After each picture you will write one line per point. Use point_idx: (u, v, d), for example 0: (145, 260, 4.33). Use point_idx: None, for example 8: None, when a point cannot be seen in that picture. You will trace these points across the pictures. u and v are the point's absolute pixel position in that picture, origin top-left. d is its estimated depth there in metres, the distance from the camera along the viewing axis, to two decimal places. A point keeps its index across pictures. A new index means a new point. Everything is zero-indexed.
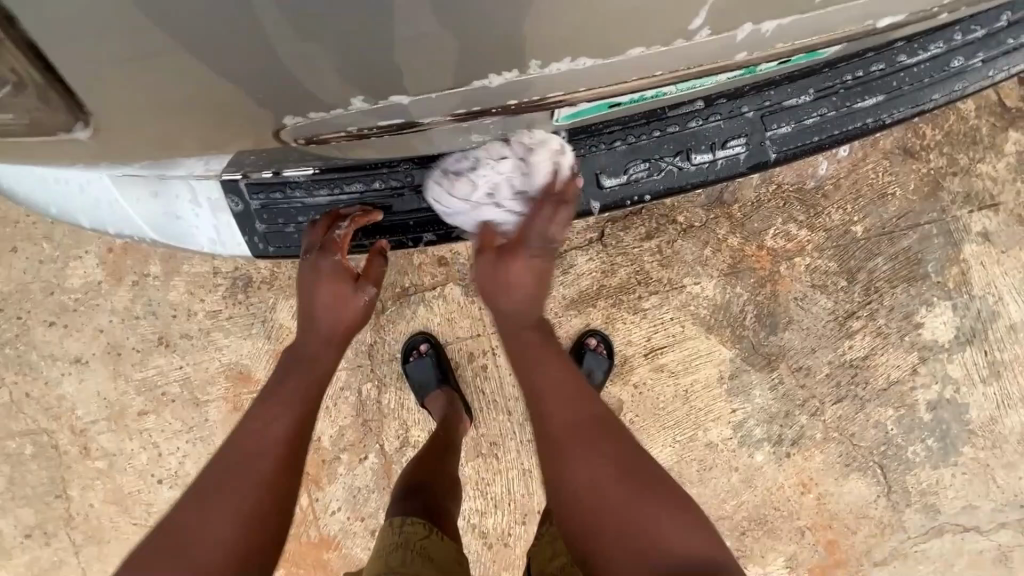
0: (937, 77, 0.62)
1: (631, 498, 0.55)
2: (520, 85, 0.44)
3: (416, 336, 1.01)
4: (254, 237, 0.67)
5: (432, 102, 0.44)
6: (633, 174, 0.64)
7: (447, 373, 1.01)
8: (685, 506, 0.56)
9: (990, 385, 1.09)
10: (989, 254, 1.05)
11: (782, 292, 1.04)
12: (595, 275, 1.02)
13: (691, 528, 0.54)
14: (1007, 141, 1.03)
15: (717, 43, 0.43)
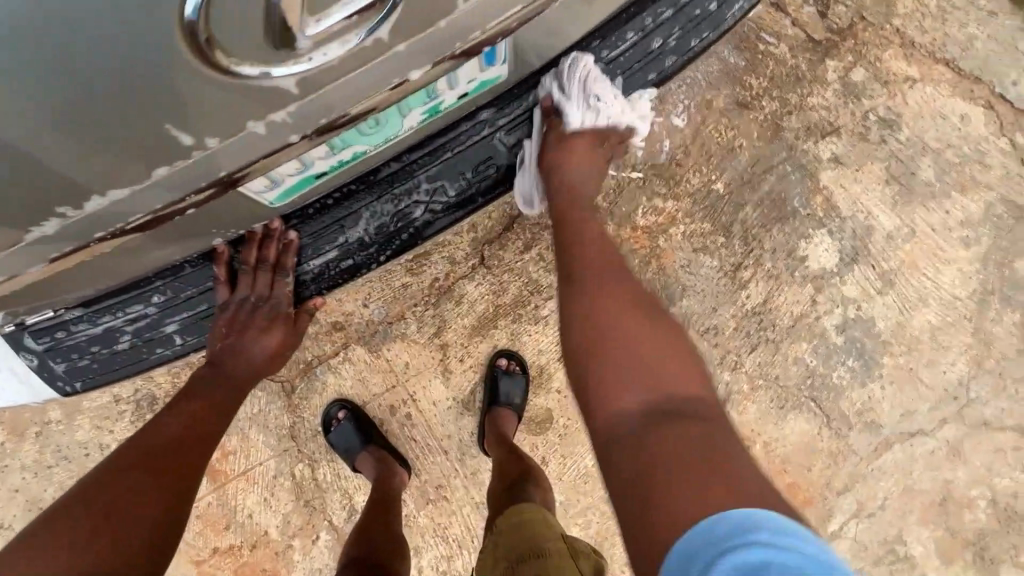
0: (645, 59, 0.73)
1: (654, 334, 0.64)
2: (196, 170, 0.45)
3: (331, 405, 1.02)
4: (60, 377, 0.74)
5: (127, 201, 0.46)
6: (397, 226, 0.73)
7: (370, 432, 1.01)
8: (691, 359, 0.64)
9: (888, 294, 1.14)
10: (844, 175, 1.11)
11: (668, 264, 1.08)
12: (487, 298, 1.04)
13: (693, 383, 0.61)
14: (828, 71, 1.10)
15: (349, 84, 0.43)
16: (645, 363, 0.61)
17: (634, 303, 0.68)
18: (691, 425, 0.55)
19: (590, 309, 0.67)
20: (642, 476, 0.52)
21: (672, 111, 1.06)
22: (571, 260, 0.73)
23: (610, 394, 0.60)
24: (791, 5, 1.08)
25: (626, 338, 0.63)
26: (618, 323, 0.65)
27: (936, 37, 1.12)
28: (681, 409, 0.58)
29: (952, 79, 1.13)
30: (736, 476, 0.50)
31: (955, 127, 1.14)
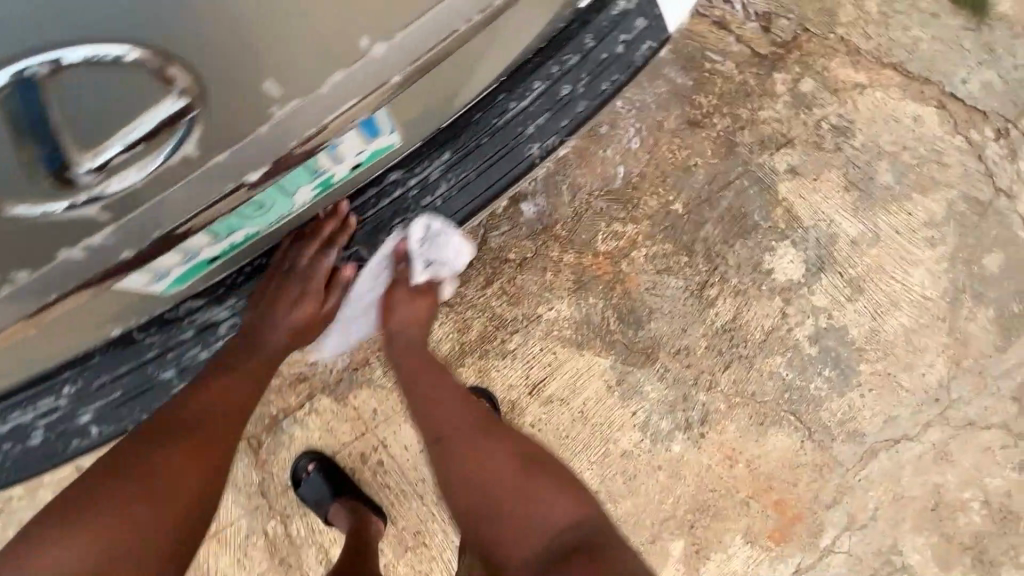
0: (586, 78, 0.69)
1: (524, 477, 0.74)
2: (51, 276, 0.44)
3: (300, 459, 0.99)
4: None
5: None
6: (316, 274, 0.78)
7: (340, 483, 0.98)
8: (568, 488, 0.74)
9: (858, 300, 1.13)
10: (803, 185, 1.11)
11: (632, 288, 1.07)
12: (452, 336, 1.03)
13: (570, 506, 0.72)
14: (776, 84, 1.10)
15: (195, 187, 0.44)
16: (538, 507, 0.71)
17: (524, 457, 0.78)
18: (583, 552, 0.66)
19: (459, 460, 0.77)
20: None
21: (623, 136, 1.06)
22: (440, 434, 0.80)
23: (512, 544, 0.70)
24: (733, 22, 1.09)
25: (499, 477, 0.74)
26: (489, 471, 0.75)
27: (881, 43, 1.13)
28: (578, 535, 0.69)
29: (901, 82, 1.13)
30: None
31: (909, 129, 1.14)
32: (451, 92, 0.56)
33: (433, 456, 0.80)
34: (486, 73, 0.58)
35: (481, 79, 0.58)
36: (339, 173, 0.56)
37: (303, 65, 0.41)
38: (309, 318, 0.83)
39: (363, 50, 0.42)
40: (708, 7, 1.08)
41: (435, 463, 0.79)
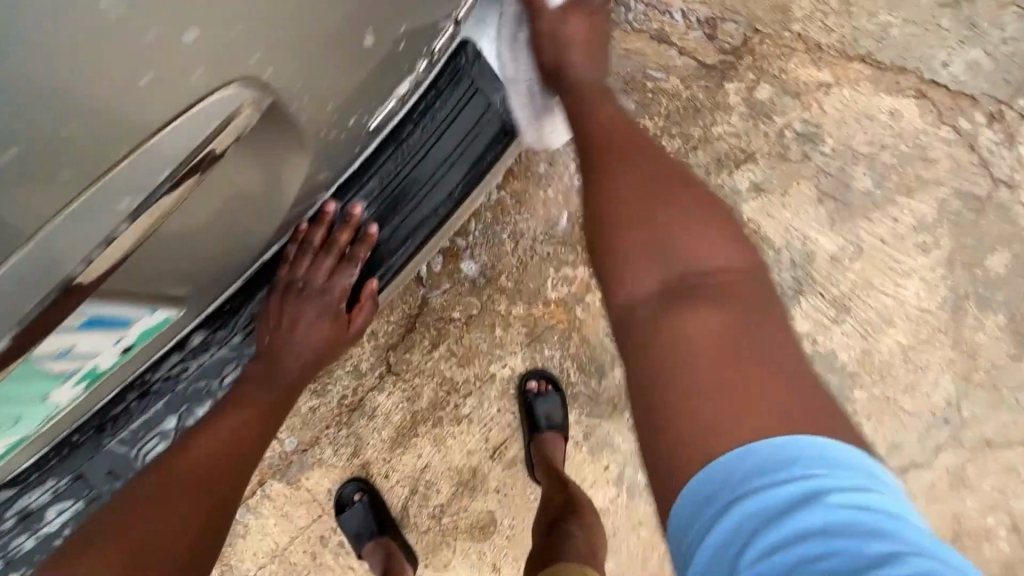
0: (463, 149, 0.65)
1: (670, 189, 0.64)
2: None
3: (361, 480, 0.97)
4: None
5: None
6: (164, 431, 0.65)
7: (381, 520, 0.95)
8: (723, 227, 0.64)
9: (845, 321, 1.02)
10: (770, 203, 1.01)
11: (591, 334, 0.99)
12: (402, 406, 0.97)
13: (727, 249, 0.62)
14: (729, 95, 1.00)
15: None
16: (692, 244, 0.61)
17: (673, 178, 0.66)
18: (718, 306, 0.58)
19: (597, 181, 0.66)
20: (728, 369, 0.54)
21: (564, 171, 0.97)
22: (606, 142, 0.68)
23: (630, 279, 0.62)
24: (674, 34, 0.99)
25: (635, 212, 0.63)
26: (653, 192, 0.64)
27: (844, 34, 1.01)
28: (720, 273, 0.61)
29: (872, 74, 1.02)
30: (770, 377, 0.53)
31: (886, 126, 1.02)
32: (261, 205, 0.52)
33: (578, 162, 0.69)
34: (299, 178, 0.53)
35: (289, 188, 0.53)
36: (107, 358, 0.52)
37: (129, 124, 0.38)
38: (330, 340, 0.77)
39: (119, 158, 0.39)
40: (644, 21, 0.99)
41: (596, 161, 0.67)
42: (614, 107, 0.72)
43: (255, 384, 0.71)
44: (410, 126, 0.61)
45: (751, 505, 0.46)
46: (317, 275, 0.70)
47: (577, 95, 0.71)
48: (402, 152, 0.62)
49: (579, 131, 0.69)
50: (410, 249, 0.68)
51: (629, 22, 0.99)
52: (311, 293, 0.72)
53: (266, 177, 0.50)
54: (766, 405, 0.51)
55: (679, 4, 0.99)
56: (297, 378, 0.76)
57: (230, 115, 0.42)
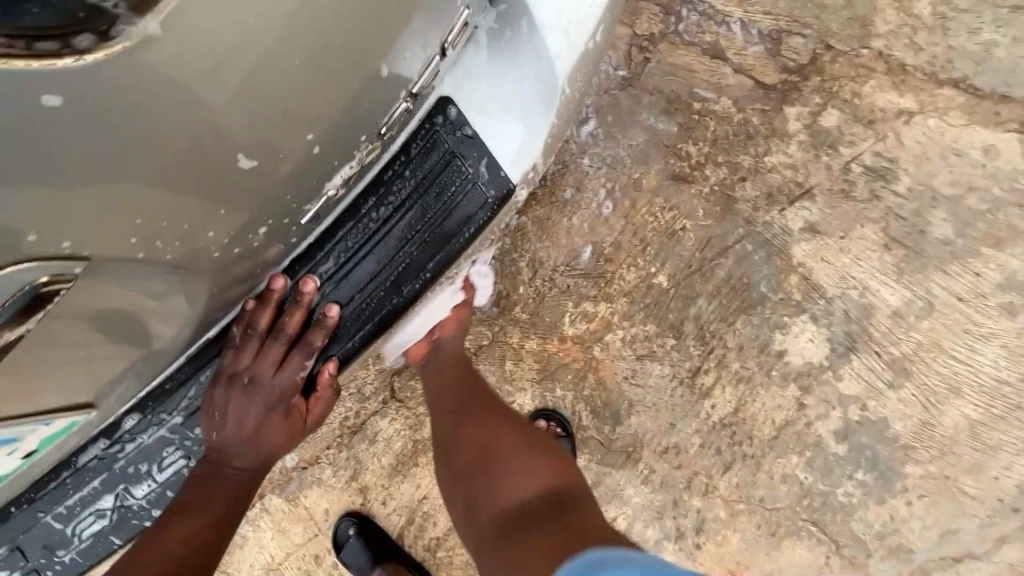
0: (432, 228, 0.56)
1: (498, 417, 0.83)
2: None
3: (355, 514, 0.95)
4: None
5: None
6: (92, 519, 0.60)
7: (381, 548, 0.93)
8: (532, 444, 0.80)
9: (903, 387, 0.90)
10: (826, 246, 0.89)
11: (608, 377, 0.92)
12: (405, 433, 0.94)
13: (534, 459, 0.78)
14: (788, 121, 0.88)
15: None
16: (495, 455, 0.79)
17: (501, 411, 0.84)
18: (555, 506, 0.73)
19: (442, 386, 0.86)
20: (556, 532, 0.67)
21: (592, 199, 0.90)
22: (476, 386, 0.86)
23: (492, 484, 0.77)
24: (730, 49, 0.88)
25: (475, 427, 0.82)
26: (493, 411, 0.84)
27: (937, 53, 0.86)
28: (545, 496, 0.74)
29: (966, 102, 0.87)
30: (607, 533, 0.67)
31: (977, 164, 0.87)
32: (135, 336, 0.48)
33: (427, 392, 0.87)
34: (191, 305, 0.50)
35: (170, 319, 0.49)
36: (5, 466, 0.49)
37: (237, 138, 0.40)
38: (291, 437, 0.66)
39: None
40: (696, 33, 0.88)
41: (458, 406, 0.84)
42: (455, 348, 0.87)
43: (192, 489, 0.62)
44: (375, 200, 0.55)
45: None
46: (265, 364, 0.60)
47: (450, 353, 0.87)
48: (366, 227, 0.56)
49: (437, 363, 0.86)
50: (362, 338, 0.59)
51: (679, 33, 0.88)
52: (262, 387, 0.62)
53: (129, 318, 0.45)
54: (586, 530, 0.67)
55: (739, 13, 0.87)
56: (251, 477, 0.66)
57: (44, 285, 0.37)
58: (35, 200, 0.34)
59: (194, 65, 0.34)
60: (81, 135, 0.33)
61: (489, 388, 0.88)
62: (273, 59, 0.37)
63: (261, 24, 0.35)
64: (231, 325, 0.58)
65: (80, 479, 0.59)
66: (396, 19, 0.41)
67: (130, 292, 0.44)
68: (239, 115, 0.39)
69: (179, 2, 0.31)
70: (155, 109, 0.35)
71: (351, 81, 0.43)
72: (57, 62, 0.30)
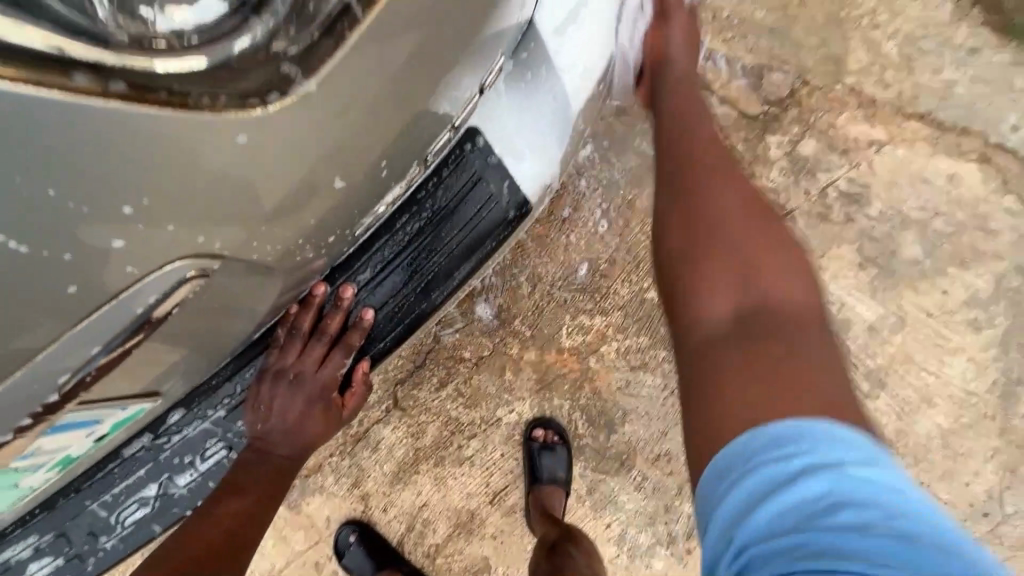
0: (463, 240, 0.60)
1: (749, 224, 0.63)
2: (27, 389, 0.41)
3: (356, 522, 0.98)
4: None
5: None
6: (138, 505, 0.61)
7: (383, 554, 0.96)
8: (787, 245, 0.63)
9: (879, 397, 0.96)
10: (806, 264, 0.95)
11: (603, 387, 0.96)
12: (406, 442, 0.97)
13: (798, 285, 0.60)
14: (770, 148, 0.95)
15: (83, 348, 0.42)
16: (727, 262, 0.60)
17: (746, 204, 0.64)
18: (763, 322, 0.56)
19: (707, 169, 0.66)
20: (767, 340, 0.55)
21: (588, 219, 0.95)
22: (690, 200, 0.64)
23: (694, 295, 0.61)
24: (716, 82, 0.95)
25: (702, 200, 0.63)
26: (743, 235, 0.62)
27: (904, 90, 0.94)
28: (740, 321, 0.57)
29: (930, 134, 0.95)
30: (828, 379, 0.52)
31: (942, 191, 0.95)
32: (218, 331, 0.50)
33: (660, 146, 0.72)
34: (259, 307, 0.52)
35: (257, 311, 0.52)
36: (80, 447, 0.51)
37: (335, 159, 0.45)
38: (327, 425, 0.73)
39: (116, 287, 0.41)
40: None
41: (665, 202, 0.66)
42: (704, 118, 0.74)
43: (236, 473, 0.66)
44: (409, 216, 0.57)
45: (754, 482, 0.45)
46: (308, 361, 0.66)
47: (680, 76, 0.77)
48: (398, 242, 0.58)
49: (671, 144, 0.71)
50: (393, 339, 0.64)
51: None
52: (303, 381, 0.68)
53: (232, 308, 0.49)
54: (822, 384, 0.51)
55: (724, 49, 0.95)
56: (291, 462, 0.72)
57: (188, 278, 0.43)
58: (201, 215, 0.42)
59: (331, 105, 0.42)
60: (244, 165, 0.41)
61: (728, 202, 0.64)
62: (371, 101, 0.43)
63: (372, 73, 0.42)
64: (275, 327, 0.60)
65: (128, 467, 0.59)
66: (459, 65, 0.47)
67: (237, 286, 0.48)
68: (336, 147, 0.44)
69: (333, 64, 0.40)
70: (293, 140, 0.42)
71: (422, 119, 0.48)
72: (252, 111, 0.39)
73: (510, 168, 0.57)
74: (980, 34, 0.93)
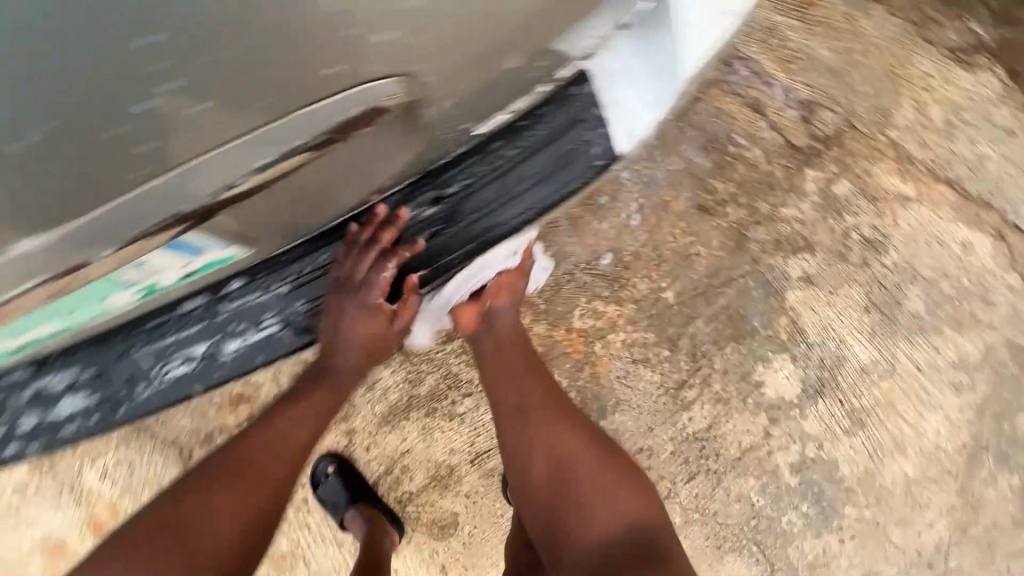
0: (550, 173, 0.60)
1: (617, 477, 0.74)
2: (218, 169, 0.43)
3: (332, 455, 0.98)
4: None
5: (147, 201, 0.43)
6: (188, 356, 0.64)
7: (357, 491, 0.96)
8: (617, 455, 0.77)
9: (856, 436, 1.00)
10: (816, 297, 0.99)
11: (603, 373, 0.99)
12: (402, 387, 0.98)
13: (637, 488, 0.74)
14: (807, 181, 0.99)
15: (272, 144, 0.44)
16: (589, 487, 0.73)
17: (626, 470, 0.75)
18: (642, 542, 0.68)
19: (553, 440, 0.77)
20: (644, 556, 0.65)
21: (623, 210, 0.98)
22: (527, 405, 0.80)
23: (578, 512, 0.71)
24: (770, 106, 0.99)
25: (576, 458, 0.75)
26: (564, 450, 0.76)
27: (940, 153, 0.99)
28: (627, 539, 0.68)
29: (955, 200, 1.00)
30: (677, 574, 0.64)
31: (954, 256, 1.00)
32: (369, 171, 0.51)
33: (506, 424, 0.80)
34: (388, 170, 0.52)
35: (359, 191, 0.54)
36: (168, 279, 0.53)
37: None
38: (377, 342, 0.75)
39: (258, 121, 0.42)
40: (744, 86, 0.99)
41: (508, 426, 0.80)
42: (511, 325, 0.84)
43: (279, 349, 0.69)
44: (505, 140, 0.56)
45: None
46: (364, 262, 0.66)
47: (498, 329, 0.83)
48: (496, 163, 0.57)
49: (508, 397, 0.81)
50: (459, 258, 0.65)
51: (729, 83, 0.98)
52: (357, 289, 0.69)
53: (358, 171, 0.51)
54: None
55: (784, 78, 0.98)
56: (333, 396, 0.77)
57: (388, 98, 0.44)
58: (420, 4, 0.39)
59: None
60: None
61: (600, 441, 0.78)
62: (488, 20, 0.42)
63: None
64: (348, 220, 0.59)
65: (190, 321, 0.61)
66: (592, 6, 0.45)
67: (397, 137, 0.49)
68: (445, 58, 0.43)
69: None
70: None
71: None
72: None
73: (614, 129, 0.55)
74: (1020, 117, 0.99)
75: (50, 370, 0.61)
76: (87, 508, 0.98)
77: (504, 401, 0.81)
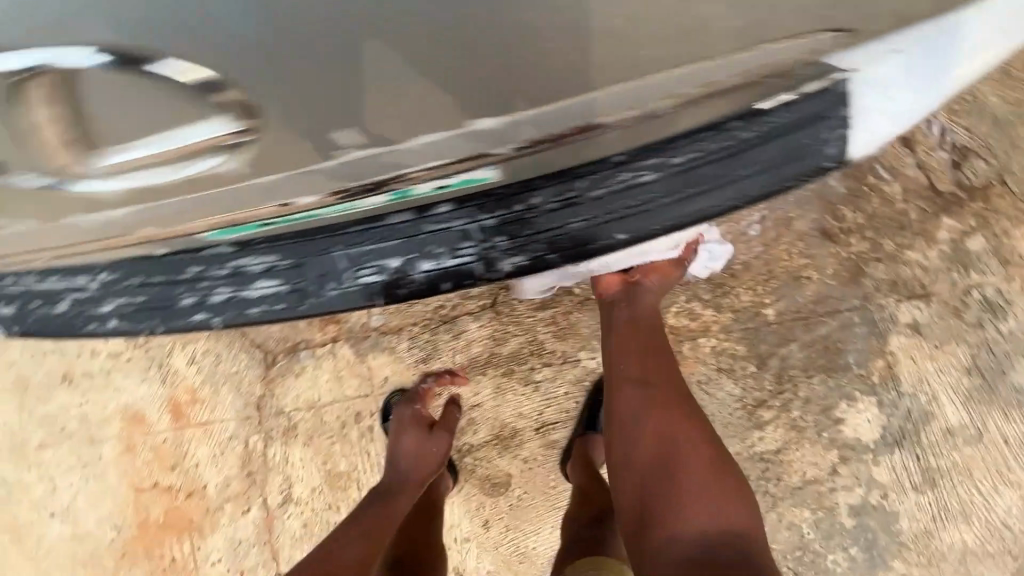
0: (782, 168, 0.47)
1: (721, 477, 0.71)
2: (558, 113, 0.38)
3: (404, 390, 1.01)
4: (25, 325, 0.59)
5: (485, 131, 0.38)
6: (344, 285, 0.51)
7: None
8: (727, 460, 0.73)
9: (925, 494, 0.98)
10: (920, 348, 0.96)
11: (685, 374, 0.99)
12: (486, 342, 0.99)
13: (740, 500, 0.69)
14: (940, 228, 0.95)
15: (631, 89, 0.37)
16: (687, 476, 0.71)
17: (731, 478, 0.71)
18: (735, 545, 0.64)
19: (661, 417, 0.76)
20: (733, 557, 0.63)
21: (744, 217, 0.96)
22: (644, 381, 0.80)
23: (670, 496, 0.70)
24: (921, 144, 0.95)
25: (681, 443, 0.73)
26: (671, 430, 0.75)
27: None
28: (720, 535, 0.65)
29: None
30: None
31: None
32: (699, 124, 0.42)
33: (616, 387, 0.81)
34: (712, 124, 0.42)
35: None
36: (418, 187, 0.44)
37: None
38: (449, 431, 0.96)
39: (630, 54, 0.34)
40: None
41: (618, 392, 0.81)
42: (648, 304, 0.86)
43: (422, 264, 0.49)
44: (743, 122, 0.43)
45: None
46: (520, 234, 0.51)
47: (626, 296, 0.86)
48: (733, 148, 0.44)
49: (627, 364, 0.82)
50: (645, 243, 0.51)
51: None
52: None
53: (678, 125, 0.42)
54: None
55: (945, 118, 0.94)
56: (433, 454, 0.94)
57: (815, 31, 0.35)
58: None
59: None
60: None
61: (710, 437, 0.75)
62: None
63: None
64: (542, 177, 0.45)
65: (359, 238, 0.48)
66: None
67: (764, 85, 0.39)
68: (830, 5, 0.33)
69: None
70: None
71: None
72: None
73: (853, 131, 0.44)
74: None
75: (251, 250, 0.49)
76: (170, 388, 1.03)
77: (616, 367, 0.82)
